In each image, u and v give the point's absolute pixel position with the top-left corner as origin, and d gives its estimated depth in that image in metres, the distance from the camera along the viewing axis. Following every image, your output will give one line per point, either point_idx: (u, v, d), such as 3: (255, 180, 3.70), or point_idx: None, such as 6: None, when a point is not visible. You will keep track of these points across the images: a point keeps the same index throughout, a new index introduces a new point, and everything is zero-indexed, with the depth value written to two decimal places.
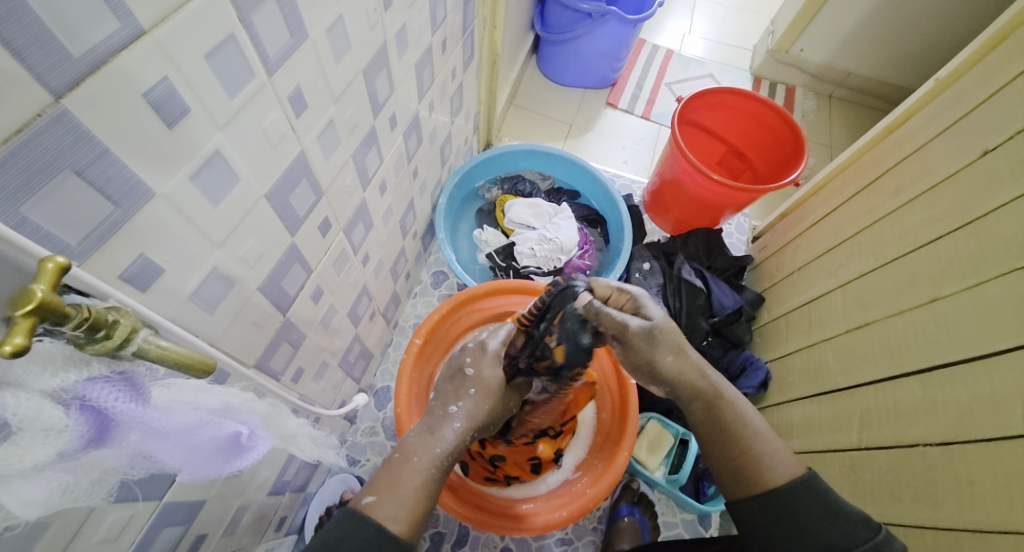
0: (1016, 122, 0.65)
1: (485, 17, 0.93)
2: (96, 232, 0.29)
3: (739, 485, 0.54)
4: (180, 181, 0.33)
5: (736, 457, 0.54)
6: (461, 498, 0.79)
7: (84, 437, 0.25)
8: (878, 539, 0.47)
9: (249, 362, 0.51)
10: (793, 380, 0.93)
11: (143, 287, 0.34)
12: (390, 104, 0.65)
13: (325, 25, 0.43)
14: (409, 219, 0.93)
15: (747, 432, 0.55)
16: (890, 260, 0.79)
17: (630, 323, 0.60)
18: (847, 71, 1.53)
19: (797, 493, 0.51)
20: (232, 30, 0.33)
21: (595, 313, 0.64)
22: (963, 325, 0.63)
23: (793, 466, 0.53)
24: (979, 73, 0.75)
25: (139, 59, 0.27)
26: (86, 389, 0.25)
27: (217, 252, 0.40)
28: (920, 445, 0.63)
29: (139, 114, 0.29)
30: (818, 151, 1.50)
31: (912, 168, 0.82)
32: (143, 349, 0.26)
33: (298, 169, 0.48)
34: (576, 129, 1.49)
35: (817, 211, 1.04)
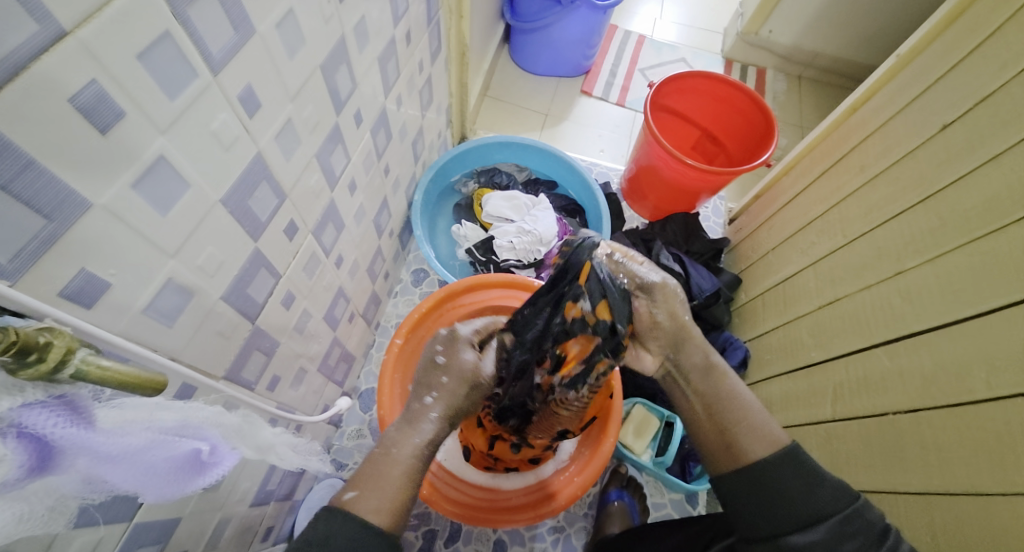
0: (975, 95, 0.66)
1: (451, 8, 0.91)
2: (29, 249, 0.27)
3: (728, 457, 0.52)
4: (122, 189, 0.32)
5: (726, 429, 0.54)
6: (453, 496, 0.79)
7: (25, 466, 0.24)
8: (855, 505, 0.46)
9: (218, 374, 0.49)
10: (770, 358, 0.94)
11: (89, 303, 0.32)
12: (354, 100, 0.63)
13: (274, 19, 0.42)
14: (384, 218, 0.92)
15: (738, 405, 0.56)
16: (857, 236, 0.80)
17: (654, 274, 0.62)
18: (816, 51, 1.54)
19: (780, 462, 0.49)
20: (168, 27, 0.31)
21: (618, 264, 0.64)
22: (925, 295, 0.64)
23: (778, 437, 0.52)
24: (938, 48, 0.76)
25: (63, 63, 0.26)
26: (24, 416, 0.24)
27: (172, 262, 0.38)
28: (889, 414, 0.64)
29: (67, 121, 0.27)
30: (791, 131, 1.51)
31: (875, 145, 0.83)
32: (81, 371, 0.25)
33: (256, 172, 0.46)
34: (551, 118, 1.48)
35: (789, 191, 1.05)
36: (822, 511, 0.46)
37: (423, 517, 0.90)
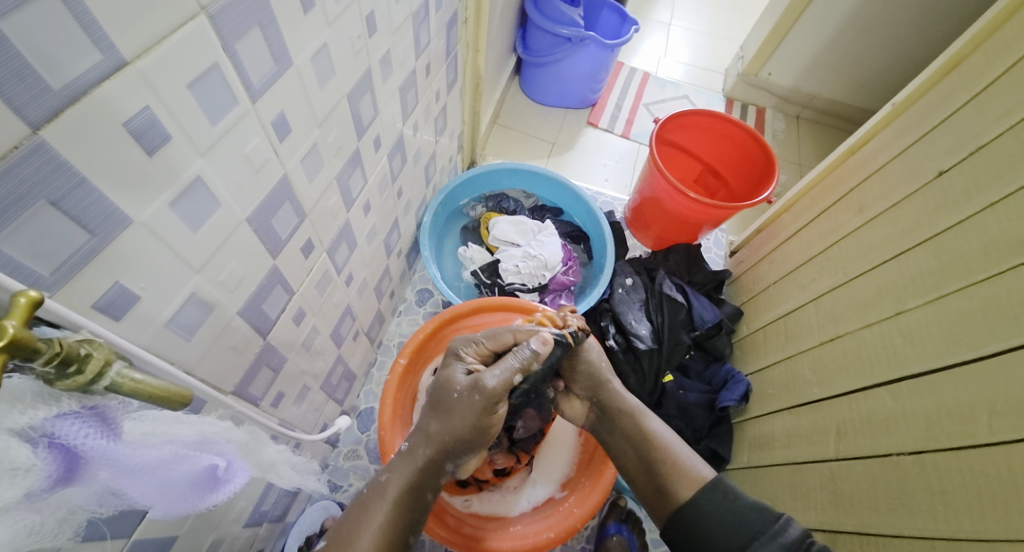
0: (969, 144, 0.68)
1: (468, 41, 0.94)
2: (70, 262, 0.29)
3: (662, 506, 0.59)
4: (160, 208, 0.33)
5: (658, 475, 0.61)
6: (447, 522, 0.78)
7: (51, 476, 0.24)
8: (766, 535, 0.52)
9: (227, 389, 0.49)
10: (772, 393, 0.94)
11: (117, 315, 0.33)
12: (374, 126, 0.65)
13: (310, 52, 0.44)
14: (393, 238, 0.93)
15: (671, 445, 0.63)
16: (858, 274, 0.81)
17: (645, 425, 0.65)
18: (813, 94, 1.59)
19: (704, 499, 0.56)
20: (216, 59, 0.33)
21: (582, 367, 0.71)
22: (926, 337, 0.65)
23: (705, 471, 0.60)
24: (934, 97, 0.79)
25: (121, 90, 0.28)
26: (56, 426, 0.25)
27: (197, 277, 0.39)
28: (893, 454, 0.64)
29: (120, 142, 0.29)
30: (790, 169, 1.55)
31: (873, 187, 0.85)
32: (116, 383, 0.25)
33: (281, 193, 0.48)
34: (558, 148, 1.51)
35: (789, 227, 1.07)
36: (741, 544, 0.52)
37: (417, 544, 0.89)
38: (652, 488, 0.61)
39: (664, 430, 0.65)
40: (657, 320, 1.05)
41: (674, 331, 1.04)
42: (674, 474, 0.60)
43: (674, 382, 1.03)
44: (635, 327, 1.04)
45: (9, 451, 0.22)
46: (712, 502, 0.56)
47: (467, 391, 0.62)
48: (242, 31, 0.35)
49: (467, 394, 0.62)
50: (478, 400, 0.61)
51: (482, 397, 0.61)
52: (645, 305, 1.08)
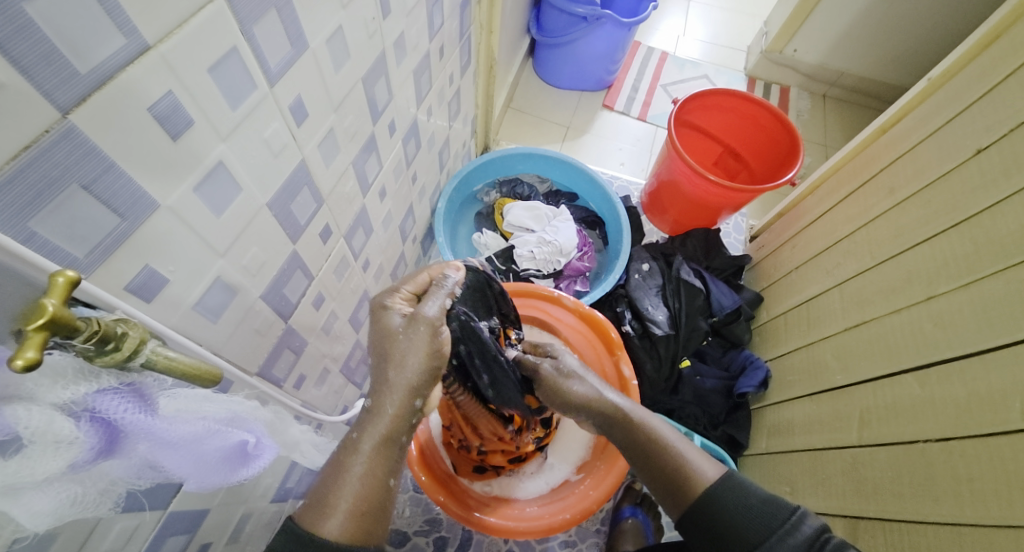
0: (1009, 121, 0.66)
1: (482, 22, 0.93)
2: (102, 245, 0.29)
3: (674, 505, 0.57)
4: (185, 192, 0.34)
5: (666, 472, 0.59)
6: (463, 501, 0.80)
7: (94, 448, 0.25)
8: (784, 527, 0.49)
9: (252, 370, 0.51)
10: (792, 379, 0.93)
11: (148, 297, 0.34)
12: (389, 110, 0.65)
13: (325, 34, 0.44)
14: (409, 223, 0.94)
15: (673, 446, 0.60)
16: (887, 258, 0.79)
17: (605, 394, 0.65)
18: (840, 71, 1.54)
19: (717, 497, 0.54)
20: (235, 43, 0.34)
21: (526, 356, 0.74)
22: (960, 324, 0.63)
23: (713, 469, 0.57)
24: (972, 72, 0.75)
25: (145, 75, 0.28)
26: (96, 401, 0.26)
27: (221, 261, 0.40)
28: (920, 441, 0.63)
29: (146, 127, 0.29)
30: (814, 150, 1.51)
31: (905, 168, 0.83)
32: (151, 361, 0.26)
33: (299, 177, 0.48)
34: (573, 131, 1.50)
35: (814, 211, 1.05)
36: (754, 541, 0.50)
37: (435, 522, 0.91)
38: (664, 491, 0.59)
39: (666, 430, 0.62)
40: (674, 305, 1.05)
41: (692, 318, 1.04)
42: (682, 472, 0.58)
43: (691, 368, 1.04)
44: (652, 313, 1.03)
45: (53, 424, 0.23)
46: (726, 502, 0.53)
47: (409, 326, 0.53)
48: (259, 15, 0.35)
49: (408, 330, 0.53)
50: (425, 329, 0.53)
51: (427, 324, 0.53)
52: (662, 291, 1.07)
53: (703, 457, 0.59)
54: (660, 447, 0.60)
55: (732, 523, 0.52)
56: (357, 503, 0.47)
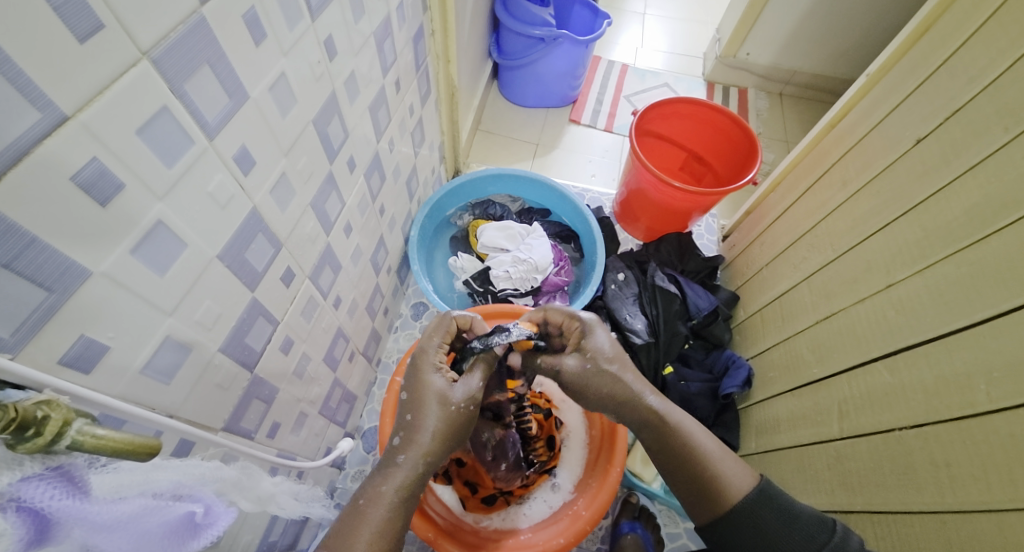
0: (945, 108, 0.68)
1: (438, 52, 0.95)
2: (29, 321, 0.28)
3: (705, 510, 0.59)
4: (121, 256, 0.33)
5: (697, 481, 0.60)
6: (459, 538, 0.76)
7: (23, 540, 0.24)
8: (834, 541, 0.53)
9: (216, 427, 0.49)
10: (773, 376, 0.93)
11: (86, 369, 0.33)
12: (346, 148, 0.65)
13: (267, 82, 0.44)
14: (381, 255, 0.93)
15: (710, 455, 0.60)
16: (846, 249, 0.81)
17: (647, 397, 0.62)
18: (794, 70, 1.59)
19: (755, 508, 0.57)
20: (165, 102, 0.33)
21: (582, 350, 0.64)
22: (919, 308, 0.64)
23: (750, 479, 0.60)
24: (908, 63, 0.78)
25: (65, 145, 0.27)
26: (24, 490, 0.24)
27: (170, 319, 0.39)
28: (895, 430, 0.64)
29: (69, 198, 0.29)
30: (777, 147, 1.55)
31: (855, 160, 0.85)
32: (77, 442, 0.25)
33: (252, 225, 0.47)
34: (542, 148, 1.51)
35: (777, 207, 1.07)
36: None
37: None
38: (692, 492, 0.60)
39: (704, 441, 0.62)
40: (652, 313, 1.05)
41: (671, 323, 1.04)
42: (718, 481, 0.59)
43: (675, 374, 1.03)
44: (631, 321, 1.04)
45: None
46: (764, 512, 0.56)
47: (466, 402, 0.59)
48: (190, 71, 0.35)
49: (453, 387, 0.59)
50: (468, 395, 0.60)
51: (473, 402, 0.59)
52: (639, 299, 1.08)
53: (738, 468, 0.60)
54: (696, 461, 0.60)
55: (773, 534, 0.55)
56: None
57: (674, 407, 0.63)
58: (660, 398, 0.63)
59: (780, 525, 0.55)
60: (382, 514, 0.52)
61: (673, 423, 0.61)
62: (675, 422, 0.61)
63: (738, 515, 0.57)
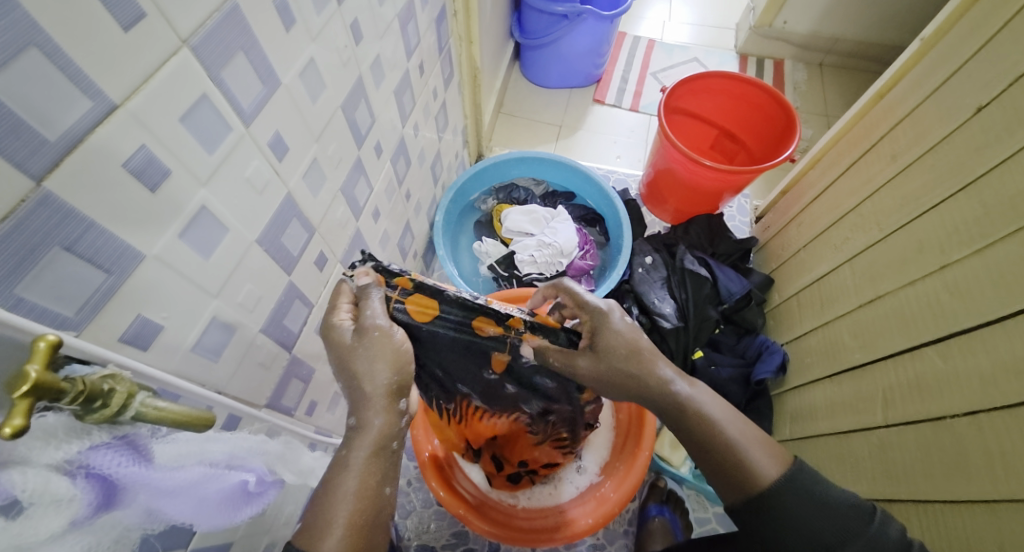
0: (1006, 75, 0.64)
1: (460, 33, 0.94)
2: (90, 301, 0.30)
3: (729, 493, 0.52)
4: (170, 240, 0.35)
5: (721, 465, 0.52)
6: (489, 516, 0.79)
7: (92, 503, 0.26)
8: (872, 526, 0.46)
9: (260, 404, 0.52)
10: (810, 361, 0.92)
11: (144, 346, 0.35)
12: (374, 133, 0.66)
13: (297, 68, 0.45)
14: (407, 241, 0.94)
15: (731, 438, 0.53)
16: (895, 229, 0.78)
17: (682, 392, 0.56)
18: (834, 38, 1.52)
19: (783, 491, 0.48)
20: (204, 90, 0.34)
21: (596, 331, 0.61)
22: (974, 292, 0.62)
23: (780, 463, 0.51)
24: (965, 27, 0.73)
25: (115, 132, 0.29)
26: (91, 457, 0.26)
27: (216, 301, 0.41)
28: (947, 417, 0.62)
29: (121, 184, 0.30)
30: (814, 121, 1.49)
31: (907, 132, 0.81)
32: (141, 413, 0.27)
33: (286, 211, 0.49)
34: (566, 130, 1.49)
35: (817, 185, 1.04)
36: (831, 541, 0.46)
37: (462, 535, 0.92)
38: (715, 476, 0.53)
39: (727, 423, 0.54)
40: (681, 297, 1.04)
41: (700, 307, 1.03)
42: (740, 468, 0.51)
43: (705, 358, 1.02)
44: (659, 306, 1.02)
45: (49, 484, 0.24)
46: (791, 495, 0.48)
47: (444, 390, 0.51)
48: (226, 59, 0.36)
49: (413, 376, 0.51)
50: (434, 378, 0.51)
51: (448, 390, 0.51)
52: (667, 283, 1.07)
53: (768, 451, 0.52)
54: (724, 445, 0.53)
55: (800, 524, 0.47)
56: (378, 525, 0.44)
57: (697, 390, 0.57)
58: (681, 382, 0.57)
59: (809, 513, 0.47)
60: (374, 466, 0.46)
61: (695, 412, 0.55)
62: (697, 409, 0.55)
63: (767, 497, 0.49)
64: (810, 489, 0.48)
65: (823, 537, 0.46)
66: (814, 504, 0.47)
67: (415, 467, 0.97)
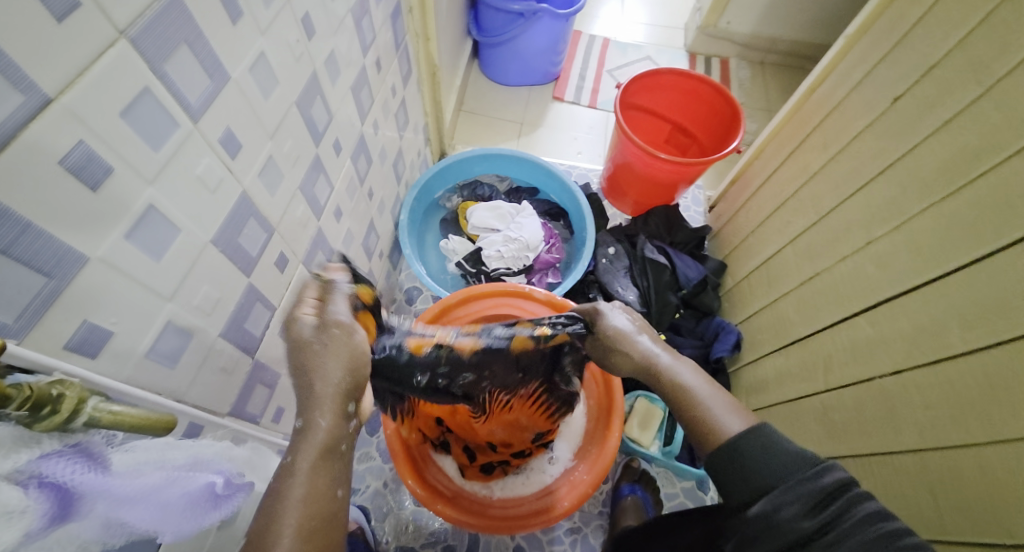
0: (920, 67, 0.69)
1: (417, 30, 0.93)
2: (31, 307, 0.29)
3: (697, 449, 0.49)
4: (116, 241, 0.33)
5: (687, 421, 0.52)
6: (466, 507, 0.79)
7: (49, 514, 0.24)
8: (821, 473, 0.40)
9: (223, 411, 0.50)
10: (761, 338, 0.96)
11: (93, 353, 0.33)
12: (332, 130, 0.65)
13: (247, 63, 0.43)
14: (372, 240, 0.93)
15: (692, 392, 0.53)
16: (829, 212, 0.82)
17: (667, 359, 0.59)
18: (773, 38, 1.59)
19: (737, 439, 0.45)
20: (147, 84, 0.33)
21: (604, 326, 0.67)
22: (895, 262, 0.66)
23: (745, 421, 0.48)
24: (881, 29, 0.78)
25: (51, 128, 0.27)
26: (43, 466, 0.24)
27: (170, 305, 0.39)
28: (876, 379, 0.66)
29: (60, 182, 0.29)
30: (759, 116, 1.56)
31: (834, 124, 0.86)
32: (94, 418, 0.26)
33: (243, 210, 0.47)
34: (527, 127, 1.50)
35: (761, 173, 1.08)
36: (768, 484, 0.41)
37: (441, 533, 0.91)
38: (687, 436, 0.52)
39: (693, 378, 0.55)
40: (642, 284, 1.07)
41: (661, 294, 1.05)
42: (703, 425, 0.50)
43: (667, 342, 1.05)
44: (623, 294, 1.05)
45: (0, 494, 0.22)
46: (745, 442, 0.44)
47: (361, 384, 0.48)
48: (168, 51, 0.34)
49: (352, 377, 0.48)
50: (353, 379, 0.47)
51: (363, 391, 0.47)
52: (630, 272, 1.09)
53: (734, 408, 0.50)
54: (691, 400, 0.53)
55: (748, 469, 0.43)
56: None
57: (670, 353, 0.59)
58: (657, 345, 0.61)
59: (757, 459, 0.43)
60: None
61: (672, 372, 0.57)
62: (670, 368, 0.57)
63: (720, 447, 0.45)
64: (764, 437, 0.44)
65: (761, 482, 0.42)
66: (764, 451, 0.43)
67: (390, 469, 0.96)
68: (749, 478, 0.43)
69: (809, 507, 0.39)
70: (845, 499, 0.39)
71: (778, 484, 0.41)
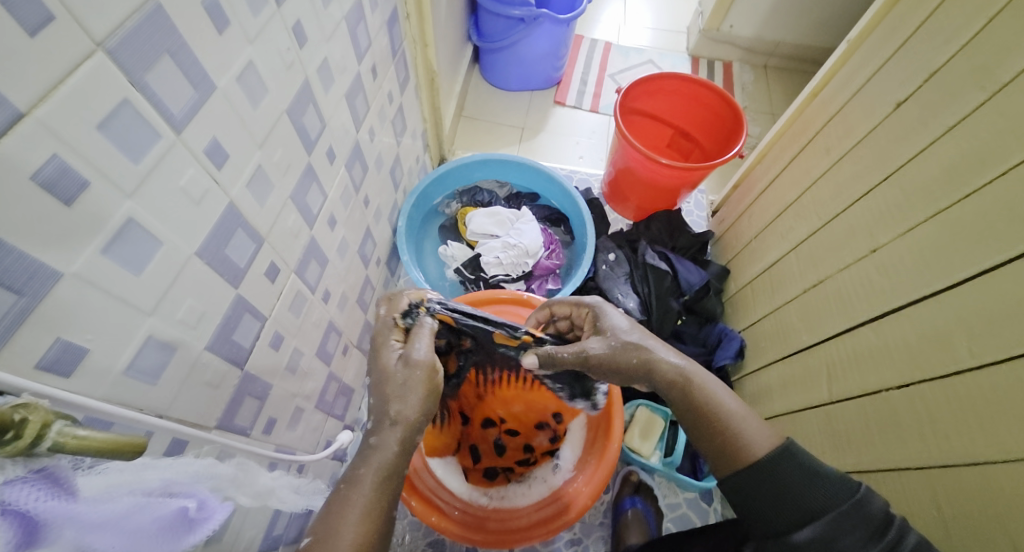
0: (922, 71, 0.67)
1: (414, 36, 0.93)
2: (1, 325, 0.28)
3: (726, 464, 0.53)
4: (92, 256, 0.33)
5: (719, 439, 0.54)
6: (462, 519, 0.78)
7: (14, 542, 0.23)
8: (856, 498, 0.46)
9: (210, 425, 0.49)
10: (765, 345, 0.94)
11: (66, 371, 0.32)
12: (325, 138, 0.64)
13: (234, 72, 0.43)
14: (369, 247, 0.92)
15: (723, 412, 0.56)
16: (832, 218, 0.81)
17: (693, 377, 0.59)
18: (776, 41, 1.58)
19: (777, 463, 0.50)
20: (126, 95, 0.32)
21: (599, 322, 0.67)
22: (900, 270, 0.64)
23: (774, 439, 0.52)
24: (885, 29, 0.77)
25: (23, 143, 0.27)
26: (7, 493, 0.24)
27: (151, 319, 0.39)
28: (882, 391, 0.64)
29: (31, 198, 0.28)
30: (763, 120, 1.54)
31: (838, 127, 0.84)
32: (59, 443, 0.25)
33: (230, 220, 0.47)
34: (528, 132, 1.50)
35: (764, 178, 1.07)
36: (815, 508, 0.47)
37: (437, 544, 0.90)
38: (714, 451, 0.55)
39: (728, 399, 0.57)
40: (643, 290, 1.06)
41: (662, 300, 1.04)
42: (734, 442, 0.53)
43: None
44: (623, 301, 1.03)
45: None
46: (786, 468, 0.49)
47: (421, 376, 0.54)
48: (150, 62, 0.34)
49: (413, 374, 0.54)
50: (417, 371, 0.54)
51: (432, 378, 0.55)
52: (630, 277, 1.08)
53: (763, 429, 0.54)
54: (721, 421, 0.55)
55: (792, 492, 0.48)
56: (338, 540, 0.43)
57: (701, 369, 0.60)
58: (679, 356, 0.61)
59: (800, 482, 0.48)
60: None
61: (699, 390, 0.58)
62: (700, 389, 0.58)
63: (761, 465, 0.50)
64: (801, 459, 0.49)
65: (808, 506, 0.47)
66: (805, 477, 0.48)
67: None
68: (795, 501, 0.47)
69: (863, 533, 0.45)
70: (882, 523, 0.45)
71: (828, 508, 0.46)
